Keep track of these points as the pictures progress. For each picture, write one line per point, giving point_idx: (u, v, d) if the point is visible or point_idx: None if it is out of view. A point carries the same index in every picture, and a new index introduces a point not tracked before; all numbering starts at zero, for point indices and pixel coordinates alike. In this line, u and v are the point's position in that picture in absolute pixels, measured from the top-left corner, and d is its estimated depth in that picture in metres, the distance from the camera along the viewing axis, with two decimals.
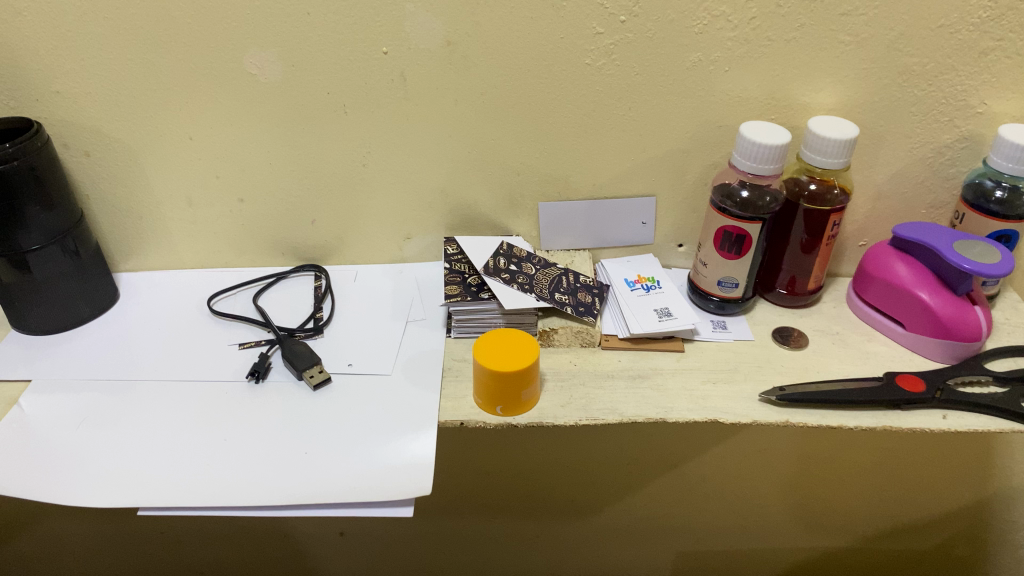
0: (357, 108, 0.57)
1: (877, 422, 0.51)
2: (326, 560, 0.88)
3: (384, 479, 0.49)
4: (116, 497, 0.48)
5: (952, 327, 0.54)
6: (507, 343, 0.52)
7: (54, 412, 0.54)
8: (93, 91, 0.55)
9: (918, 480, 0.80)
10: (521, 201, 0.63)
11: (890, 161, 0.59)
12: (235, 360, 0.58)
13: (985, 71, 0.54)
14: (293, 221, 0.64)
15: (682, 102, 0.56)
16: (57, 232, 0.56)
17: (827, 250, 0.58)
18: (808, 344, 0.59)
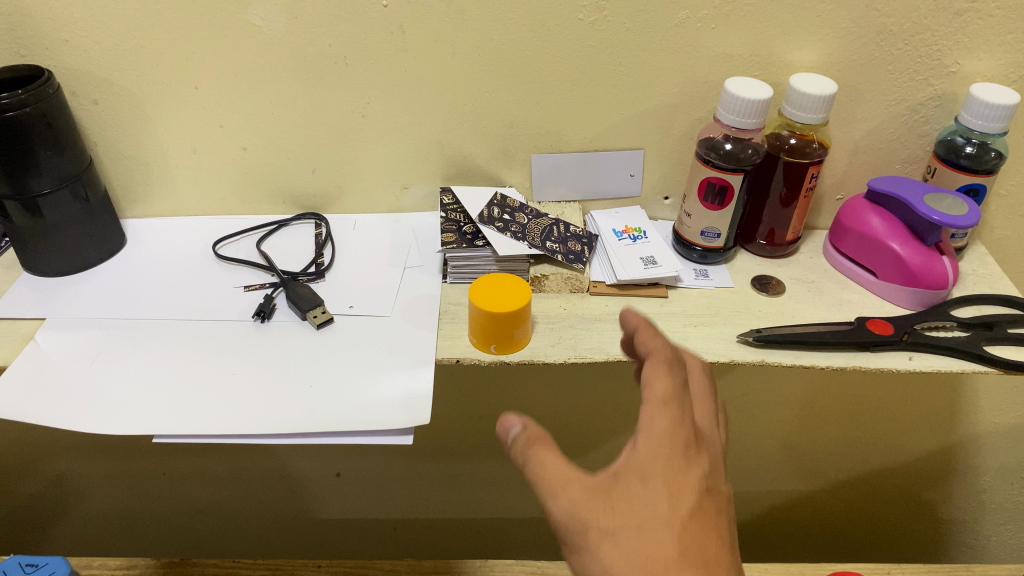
0: (358, 60, 0.59)
1: (847, 363, 0.55)
2: (322, 500, 0.92)
3: (385, 411, 0.52)
4: (134, 424, 0.51)
5: (921, 276, 0.58)
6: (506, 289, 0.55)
7: (69, 348, 0.57)
8: (101, 39, 0.57)
9: (889, 422, 0.84)
10: (514, 153, 0.65)
11: (866, 118, 0.62)
12: (241, 301, 0.61)
13: (959, 32, 0.56)
14: (293, 170, 0.66)
15: (670, 58, 0.59)
16: (67, 177, 0.58)
17: (805, 202, 0.61)
18: (785, 291, 0.62)
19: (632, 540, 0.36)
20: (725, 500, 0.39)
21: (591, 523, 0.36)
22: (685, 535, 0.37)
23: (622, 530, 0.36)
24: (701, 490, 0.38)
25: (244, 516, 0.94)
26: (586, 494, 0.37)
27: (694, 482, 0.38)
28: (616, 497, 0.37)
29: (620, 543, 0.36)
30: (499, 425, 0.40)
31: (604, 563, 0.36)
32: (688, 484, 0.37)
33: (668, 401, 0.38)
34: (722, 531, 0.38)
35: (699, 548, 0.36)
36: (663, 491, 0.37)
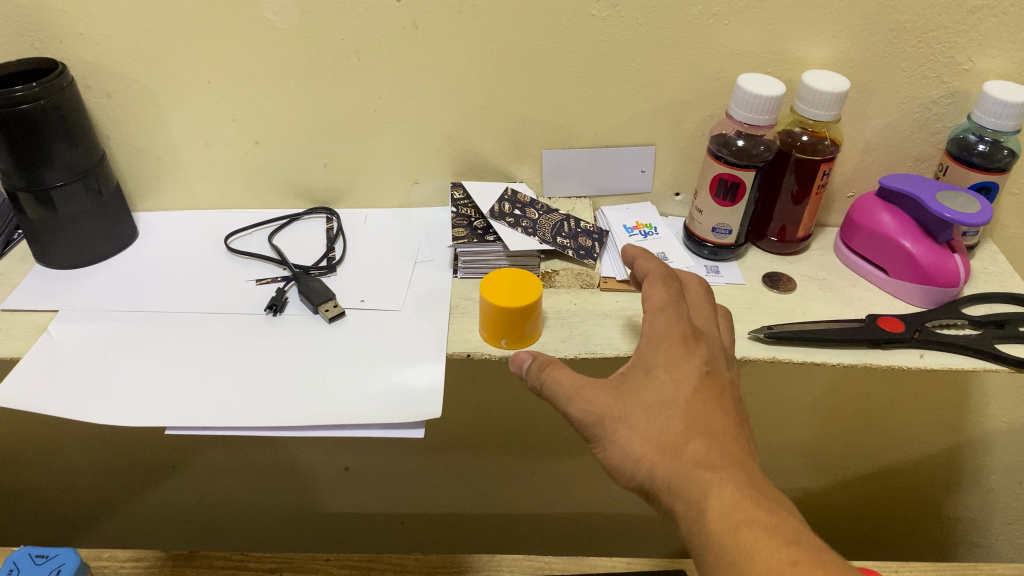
0: (370, 55, 0.59)
1: (858, 360, 0.55)
2: (329, 493, 0.92)
3: (396, 405, 0.52)
4: (147, 416, 0.51)
5: (931, 274, 0.58)
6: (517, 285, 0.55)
7: (82, 340, 0.57)
8: (115, 33, 0.57)
9: (898, 420, 0.84)
10: (525, 148, 0.65)
11: (878, 115, 0.62)
12: (253, 294, 0.61)
13: (972, 29, 0.56)
14: (305, 164, 0.66)
15: (682, 54, 0.59)
16: (81, 170, 0.58)
17: (816, 199, 0.61)
18: (796, 288, 0.62)
19: (643, 420, 0.44)
20: (727, 384, 0.47)
21: (606, 410, 0.44)
22: (690, 410, 0.45)
23: (634, 414, 0.44)
24: (700, 374, 0.46)
25: (252, 509, 0.94)
26: (596, 390, 0.45)
27: (694, 368, 0.46)
28: (630, 388, 0.45)
29: (634, 422, 0.44)
30: (511, 361, 0.47)
31: (622, 442, 0.44)
32: (689, 370, 0.46)
33: (664, 307, 0.48)
34: (726, 406, 0.46)
35: (702, 419, 0.44)
36: (666, 380, 0.45)
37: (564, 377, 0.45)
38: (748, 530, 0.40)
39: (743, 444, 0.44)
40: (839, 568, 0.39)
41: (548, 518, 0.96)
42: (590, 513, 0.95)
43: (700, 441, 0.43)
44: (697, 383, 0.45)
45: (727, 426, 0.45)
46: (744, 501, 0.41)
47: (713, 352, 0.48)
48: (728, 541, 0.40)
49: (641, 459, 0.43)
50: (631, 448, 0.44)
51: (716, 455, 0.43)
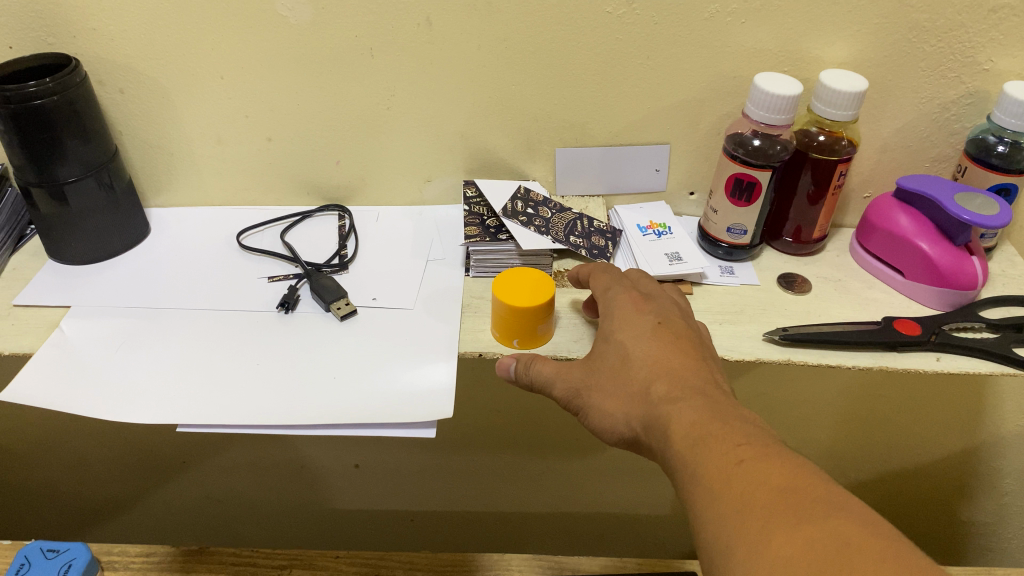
0: (383, 51, 0.58)
1: (874, 362, 0.54)
2: (339, 490, 0.92)
3: (409, 404, 0.52)
4: (157, 413, 0.51)
5: (949, 276, 0.57)
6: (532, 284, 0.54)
7: (94, 336, 0.57)
8: (129, 28, 0.57)
9: (911, 422, 0.83)
10: (539, 146, 0.65)
11: (896, 115, 0.61)
12: (265, 291, 0.61)
13: (993, 29, 0.55)
14: (317, 161, 0.66)
15: (698, 53, 0.58)
16: (93, 165, 0.58)
17: (833, 200, 0.60)
18: (811, 289, 0.61)
19: (610, 380, 0.47)
20: (690, 333, 0.50)
21: (577, 378, 0.48)
22: (650, 359, 0.47)
23: (602, 379, 0.47)
24: (655, 329, 0.49)
25: (262, 505, 0.94)
26: (570, 367, 0.49)
27: (649, 324, 0.49)
28: (597, 360, 0.49)
29: (603, 382, 0.47)
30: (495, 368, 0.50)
31: (597, 406, 0.47)
32: (642, 327, 0.49)
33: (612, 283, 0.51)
34: (686, 349, 0.48)
35: (660, 364, 0.46)
36: (624, 340, 0.48)
37: (546, 365, 0.49)
38: (701, 442, 0.41)
39: (708, 379, 0.46)
40: (788, 457, 0.39)
41: (558, 517, 0.96)
42: (600, 513, 0.95)
43: (657, 380, 0.45)
44: (652, 335, 0.48)
45: (690, 366, 0.47)
46: (697, 420, 0.42)
47: (672, 312, 0.51)
48: (687, 457, 0.41)
49: (618, 417, 0.46)
50: (607, 406, 0.46)
51: (676, 390, 0.45)
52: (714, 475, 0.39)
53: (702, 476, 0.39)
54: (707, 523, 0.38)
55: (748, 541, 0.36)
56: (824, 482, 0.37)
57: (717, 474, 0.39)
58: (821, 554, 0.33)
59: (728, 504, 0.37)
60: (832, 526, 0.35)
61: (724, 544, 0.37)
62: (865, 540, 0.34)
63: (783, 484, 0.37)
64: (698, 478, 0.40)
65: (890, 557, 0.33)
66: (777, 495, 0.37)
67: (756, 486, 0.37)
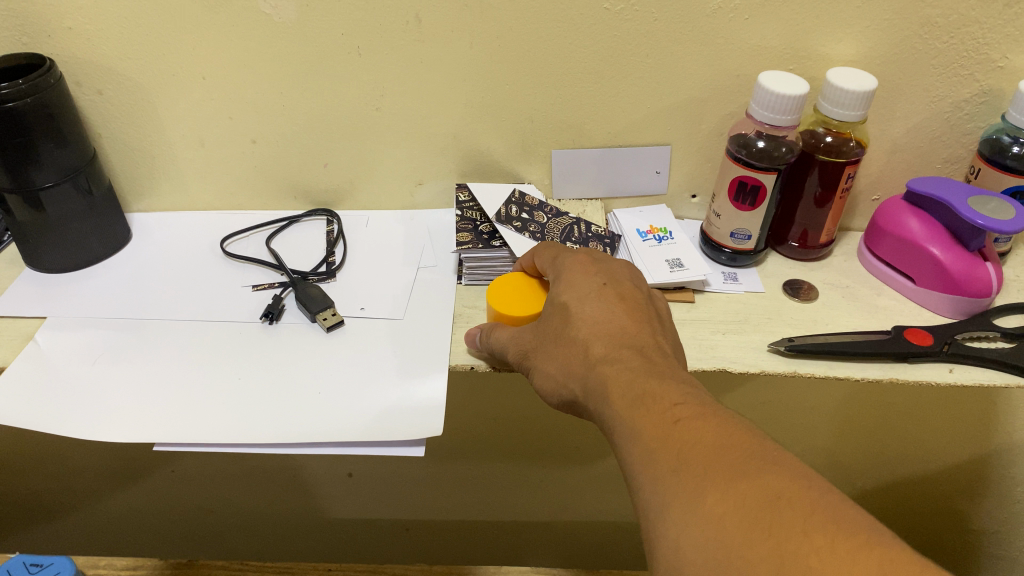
0: (371, 50, 0.56)
1: (883, 374, 0.52)
2: (332, 500, 0.90)
3: (396, 420, 0.49)
4: (133, 432, 0.49)
5: (962, 283, 0.55)
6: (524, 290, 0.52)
7: (71, 349, 0.55)
8: (105, 27, 0.55)
9: (920, 428, 0.81)
10: (534, 148, 0.62)
11: (906, 114, 0.59)
12: (249, 301, 0.59)
13: (1009, 24, 0.53)
14: (304, 164, 0.64)
15: (699, 51, 0.56)
16: (70, 170, 0.55)
17: (840, 203, 0.58)
18: (818, 296, 0.59)
19: (553, 341, 0.45)
20: (638, 295, 0.47)
21: (526, 342, 0.47)
22: (591, 317, 0.45)
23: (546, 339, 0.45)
24: (600, 289, 0.46)
25: (254, 515, 0.92)
26: (522, 331, 0.47)
27: (597, 284, 0.46)
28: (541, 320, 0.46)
29: (547, 344, 0.45)
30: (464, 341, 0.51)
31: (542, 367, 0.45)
32: (587, 286, 0.46)
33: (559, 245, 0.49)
34: (632, 311, 0.45)
35: (603, 323, 0.44)
36: (565, 298, 0.46)
37: (503, 332, 0.48)
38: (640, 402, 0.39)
39: (653, 341, 0.44)
40: (732, 422, 0.37)
41: (557, 527, 0.93)
42: (601, 522, 0.92)
43: (597, 341, 0.43)
44: (596, 295, 0.46)
45: (632, 327, 0.44)
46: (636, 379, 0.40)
47: (620, 273, 0.48)
48: (623, 416, 0.39)
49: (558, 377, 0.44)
50: (550, 367, 0.45)
51: (617, 351, 0.42)
52: (651, 436, 0.37)
53: (638, 435, 0.37)
54: (640, 482, 0.36)
55: (681, 501, 0.34)
56: (763, 442, 0.36)
57: (655, 435, 0.37)
58: (753, 514, 0.32)
59: (661, 462, 0.36)
60: (772, 481, 0.33)
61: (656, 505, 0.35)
62: (801, 498, 0.32)
63: (720, 441, 0.35)
64: (633, 438, 0.38)
65: (823, 517, 0.31)
66: (714, 455, 0.35)
67: (692, 443, 0.35)
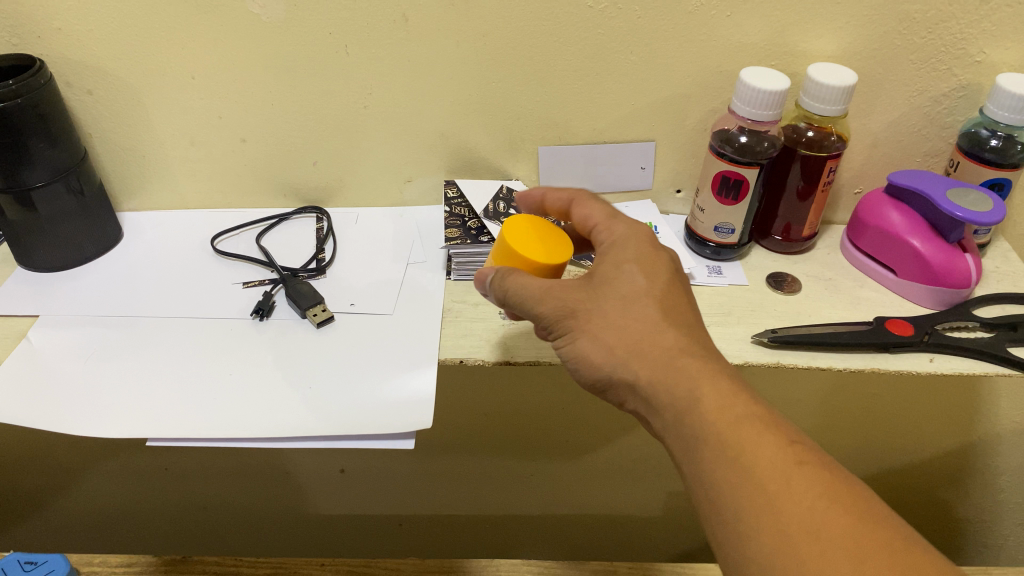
0: (358, 49, 0.57)
1: (865, 364, 0.53)
2: (324, 496, 0.90)
3: (386, 413, 0.50)
4: (126, 427, 0.50)
5: (943, 274, 0.56)
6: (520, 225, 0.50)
7: (63, 346, 0.55)
8: (95, 28, 0.55)
9: (905, 419, 0.82)
10: (521, 145, 0.63)
11: (886, 109, 0.60)
12: (240, 298, 0.59)
13: (986, 19, 0.54)
14: (294, 162, 0.64)
15: (682, 48, 0.57)
16: (61, 169, 0.56)
17: (822, 197, 0.59)
18: (801, 289, 0.60)
19: (617, 309, 0.43)
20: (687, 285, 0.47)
21: (574, 297, 0.43)
22: (665, 301, 0.43)
23: (609, 305, 0.43)
24: (669, 272, 0.45)
25: (247, 511, 0.92)
26: (565, 284, 0.44)
27: (661, 270, 0.45)
28: (601, 284, 0.44)
29: (605, 307, 0.43)
30: (476, 280, 0.47)
31: (597, 337, 0.42)
32: (658, 265, 0.45)
33: (624, 216, 0.48)
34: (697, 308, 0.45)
35: (678, 315, 0.43)
36: (631, 279, 0.44)
37: (525, 276, 0.45)
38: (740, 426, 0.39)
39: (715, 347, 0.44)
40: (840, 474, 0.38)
41: (548, 520, 0.94)
42: (591, 515, 0.93)
43: (679, 335, 0.42)
44: (667, 278, 0.44)
45: (701, 329, 0.44)
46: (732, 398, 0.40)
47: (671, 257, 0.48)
48: (728, 439, 0.39)
49: (621, 352, 0.42)
50: (602, 335, 0.42)
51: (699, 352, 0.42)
52: (769, 478, 0.37)
53: (750, 472, 0.38)
54: (756, 526, 0.37)
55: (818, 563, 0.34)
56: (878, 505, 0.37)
57: (774, 478, 0.37)
58: None
59: (782, 514, 0.36)
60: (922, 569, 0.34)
61: (764, 540, 0.36)
62: None
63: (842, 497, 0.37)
64: (746, 473, 0.38)
65: None
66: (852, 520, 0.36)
67: (823, 504, 0.36)
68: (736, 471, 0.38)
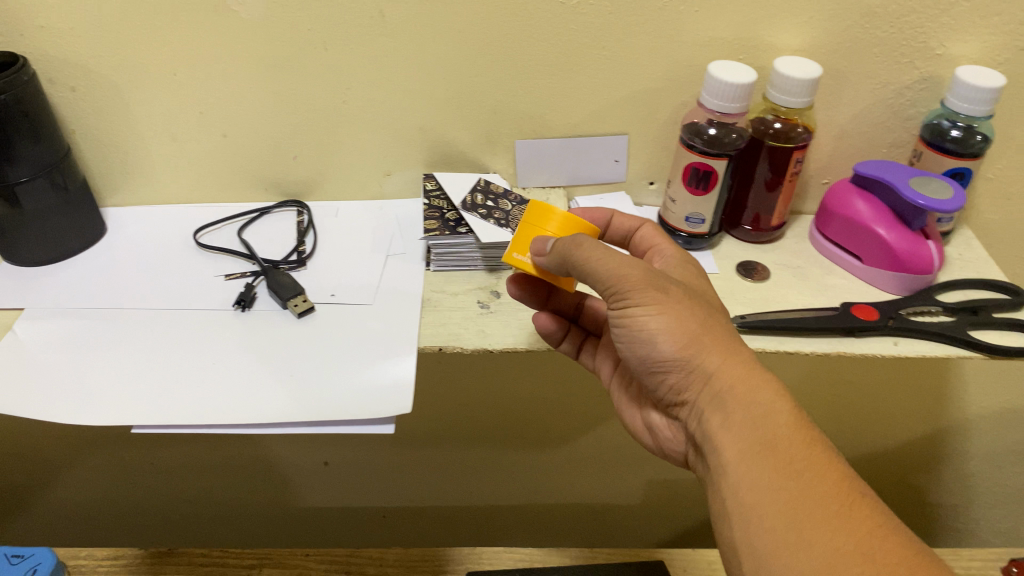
0: (337, 45, 0.58)
1: (831, 348, 0.55)
2: (309, 488, 0.91)
3: (366, 399, 0.51)
4: (111, 415, 0.51)
5: (907, 261, 0.58)
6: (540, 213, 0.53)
7: (48, 338, 0.56)
8: (78, 26, 0.56)
9: (877, 404, 0.84)
10: (497, 138, 0.65)
11: (852, 101, 0.62)
12: (222, 290, 0.61)
13: (945, 14, 0.56)
14: (275, 157, 0.65)
15: (653, 43, 0.58)
16: (45, 165, 0.57)
17: (790, 187, 0.60)
18: (770, 276, 0.62)
19: (704, 317, 0.47)
20: None
21: (666, 286, 0.47)
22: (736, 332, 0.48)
23: (699, 311, 0.47)
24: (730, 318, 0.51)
25: (232, 505, 0.93)
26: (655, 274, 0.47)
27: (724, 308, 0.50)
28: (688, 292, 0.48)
29: (694, 309, 0.47)
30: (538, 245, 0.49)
31: (684, 328, 0.46)
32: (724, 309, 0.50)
33: (690, 262, 0.53)
34: None
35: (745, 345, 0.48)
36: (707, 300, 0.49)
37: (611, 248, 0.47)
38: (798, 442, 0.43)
39: None
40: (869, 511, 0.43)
41: (530, 510, 0.96)
42: (572, 504, 0.95)
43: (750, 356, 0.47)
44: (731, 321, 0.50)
45: None
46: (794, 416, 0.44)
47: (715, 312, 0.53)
48: (793, 451, 0.43)
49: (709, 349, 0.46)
50: (687, 328, 0.46)
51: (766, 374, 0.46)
52: (827, 495, 0.41)
53: (812, 487, 0.42)
54: (811, 536, 0.40)
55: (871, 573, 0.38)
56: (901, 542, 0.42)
57: (831, 496, 0.41)
58: None
59: (837, 528, 0.40)
60: None
61: (792, 541, 0.41)
62: None
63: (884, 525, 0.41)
64: (808, 486, 0.42)
65: None
66: (895, 542, 0.40)
67: (869, 525, 0.41)
68: (786, 477, 0.42)
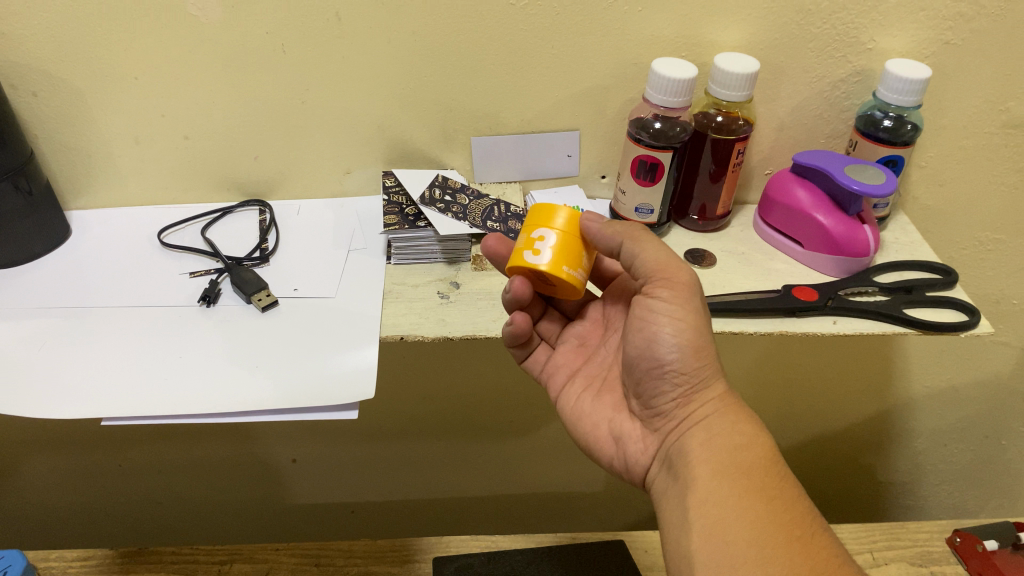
0: (296, 47, 0.60)
1: (774, 328, 0.58)
2: (278, 485, 0.93)
3: (331, 387, 0.53)
4: (82, 408, 0.52)
5: (844, 245, 0.61)
6: (534, 223, 0.52)
7: (16, 337, 0.57)
8: (39, 32, 0.57)
9: (826, 385, 0.87)
10: (453, 135, 0.67)
11: (791, 94, 0.65)
12: (187, 287, 0.62)
13: (873, 10, 0.59)
14: (236, 157, 0.67)
15: (599, 41, 0.61)
16: (9, 169, 0.58)
17: (733, 177, 0.63)
18: (717, 262, 0.64)
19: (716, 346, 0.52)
20: None
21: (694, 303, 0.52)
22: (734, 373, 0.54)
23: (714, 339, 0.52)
24: None
25: (203, 504, 0.94)
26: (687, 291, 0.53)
27: None
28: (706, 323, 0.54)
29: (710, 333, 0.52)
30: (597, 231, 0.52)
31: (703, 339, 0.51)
32: None
33: None
34: None
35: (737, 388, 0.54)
36: None
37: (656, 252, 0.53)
38: (771, 473, 0.47)
39: None
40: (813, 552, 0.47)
41: (496, 500, 0.98)
42: (537, 493, 0.97)
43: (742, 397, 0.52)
44: None
45: None
46: (771, 455, 0.49)
47: None
48: (771, 474, 0.47)
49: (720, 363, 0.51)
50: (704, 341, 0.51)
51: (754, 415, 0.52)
52: (791, 517, 0.45)
53: (781, 508, 0.46)
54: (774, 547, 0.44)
55: None
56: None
57: (795, 520, 0.45)
58: None
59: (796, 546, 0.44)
60: None
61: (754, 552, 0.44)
62: None
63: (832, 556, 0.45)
64: (779, 505, 0.46)
65: None
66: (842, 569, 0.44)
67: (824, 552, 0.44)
68: (756, 500, 0.46)
